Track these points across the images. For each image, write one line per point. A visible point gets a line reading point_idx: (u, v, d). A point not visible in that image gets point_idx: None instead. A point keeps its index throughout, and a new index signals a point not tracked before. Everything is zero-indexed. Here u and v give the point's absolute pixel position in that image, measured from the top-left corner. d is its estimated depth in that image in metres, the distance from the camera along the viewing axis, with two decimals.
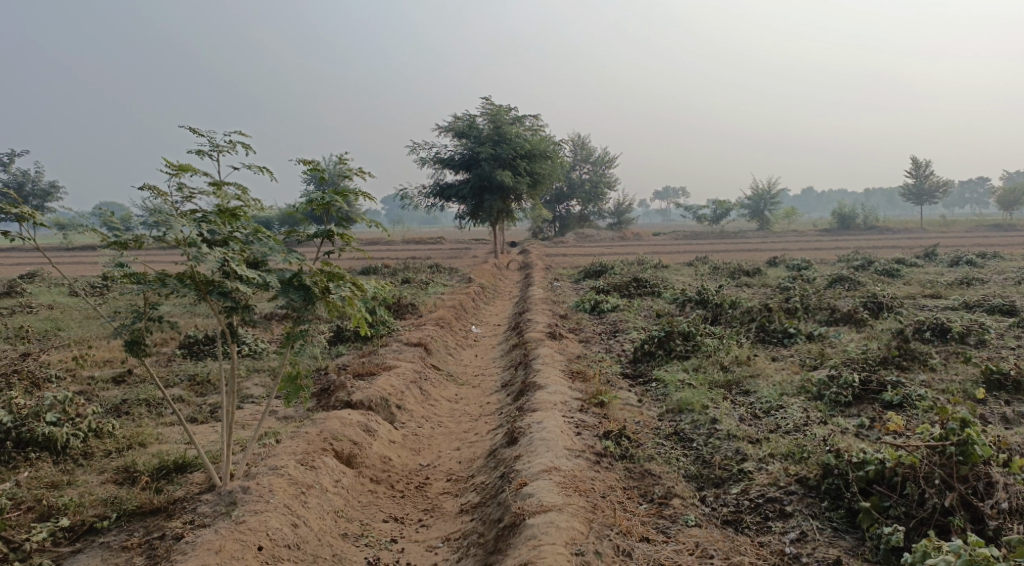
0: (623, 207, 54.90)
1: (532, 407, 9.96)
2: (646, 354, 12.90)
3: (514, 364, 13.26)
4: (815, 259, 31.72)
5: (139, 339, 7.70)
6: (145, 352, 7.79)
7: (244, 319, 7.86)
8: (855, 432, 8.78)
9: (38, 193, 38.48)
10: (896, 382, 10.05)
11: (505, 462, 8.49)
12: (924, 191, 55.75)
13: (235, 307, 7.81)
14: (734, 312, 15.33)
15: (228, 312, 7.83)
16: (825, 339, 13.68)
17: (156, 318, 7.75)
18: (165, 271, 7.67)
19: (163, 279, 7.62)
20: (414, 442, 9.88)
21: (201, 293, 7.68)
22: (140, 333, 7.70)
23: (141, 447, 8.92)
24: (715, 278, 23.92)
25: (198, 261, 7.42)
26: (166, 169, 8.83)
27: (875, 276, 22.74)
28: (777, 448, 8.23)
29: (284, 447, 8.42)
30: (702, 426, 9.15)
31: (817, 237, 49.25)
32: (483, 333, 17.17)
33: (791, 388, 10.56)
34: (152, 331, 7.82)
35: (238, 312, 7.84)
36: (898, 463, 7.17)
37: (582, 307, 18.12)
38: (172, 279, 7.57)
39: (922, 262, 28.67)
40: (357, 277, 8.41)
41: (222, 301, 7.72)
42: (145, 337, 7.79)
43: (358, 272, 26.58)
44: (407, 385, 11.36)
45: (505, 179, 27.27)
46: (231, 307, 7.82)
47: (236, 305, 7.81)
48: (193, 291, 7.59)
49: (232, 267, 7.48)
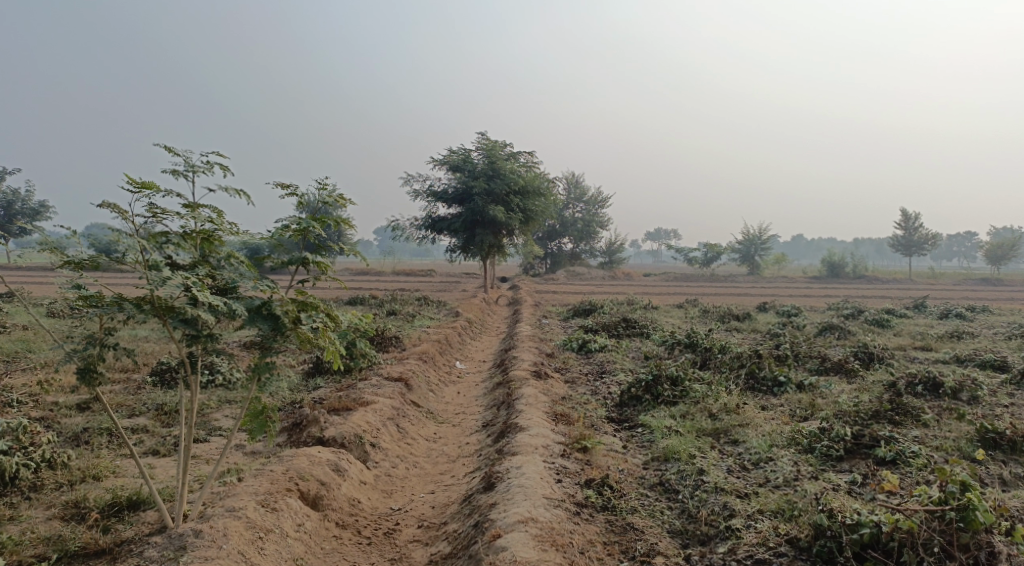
0: (615, 246, 54.82)
1: (512, 450, 9.54)
2: (633, 399, 12.53)
3: (497, 404, 12.84)
4: (805, 307, 31.52)
5: (91, 366, 7.28)
6: (98, 380, 7.36)
7: (206, 349, 7.44)
8: (847, 489, 8.42)
9: (27, 211, 37.93)
10: (889, 436, 9.69)
11: (480, 509, 8.06)
12: (912, 242, 55.88)
13: (197, 335, 7.40)
14: (723, 357, 14.99)
15: (189, 340, 7.41)
16: (815, 389, 13.34)
17: (111, 344, 7.35)
18: (122, 294, 7.27)
19: (119, 303, 7.23)
20: (387, 483, 9.43)
21: (161, 320, 7.29)
22: (93, 360, 7.29)
23: (96, 481, 8.46)
24: (704, 322, 23.64)
25: (157, 285, 7.05)
26: (129, 187, 8.45)
27: (865, 326, 22.49)
28: (766, 504, 7.84)
29: (246, 486, 7.98)
30: (688, 477, 8.75)
31: (807, 284, 49.20)
32: (466, 369, 16.75)
33: (781, 439, 10.19)
34: (106, 358, 7.41)
35: (200, 341, 7.43)
36: (895, 528, 6.79)
37: (568, 346, 17.74)
38: (129, 303, 7.18)
39: (912, 313, 28.48)
40: (331, 308, 8.05)
41: (183, 328, 7.32)
42: (99, 364, 7.36)
43: (345, 302, 26.18)
44: (384, 422, 10.94)
45: (498, 215, 27.06)
46: (193, 335, 7.40)
47: (198, 334, 7.41)
48: (152, 316, 7.20)
49: (195, 292, 7.09)
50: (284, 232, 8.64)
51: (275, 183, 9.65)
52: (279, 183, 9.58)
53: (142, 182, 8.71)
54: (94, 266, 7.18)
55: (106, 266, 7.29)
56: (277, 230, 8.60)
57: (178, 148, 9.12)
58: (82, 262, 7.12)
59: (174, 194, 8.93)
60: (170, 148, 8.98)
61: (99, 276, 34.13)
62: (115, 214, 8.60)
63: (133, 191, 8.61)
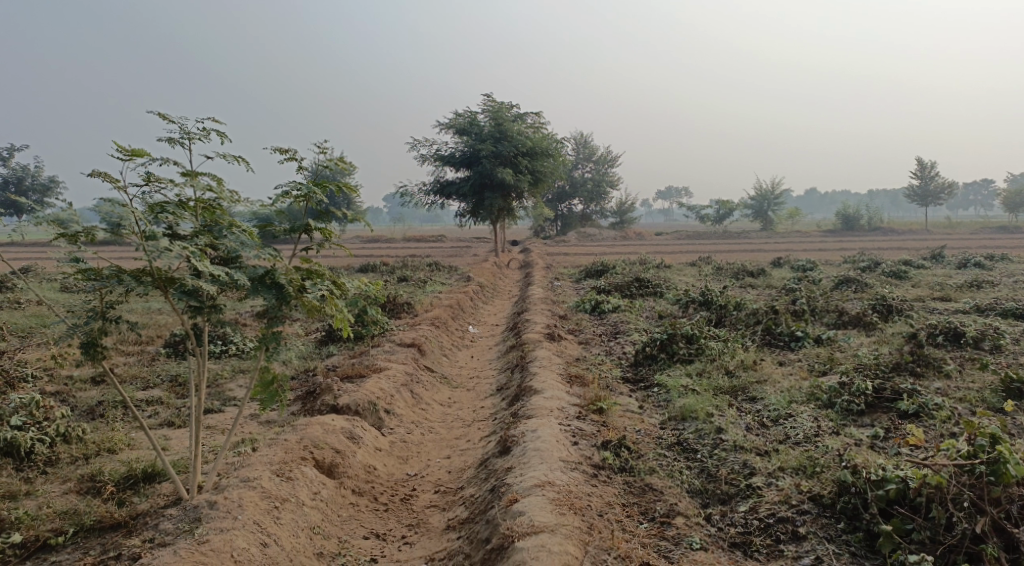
0: (626, 206, 54.40)
1: (527, 413, 9.44)
2: (648, 358, 12.40)
3: (510, 367, 12.74)
4: (820, 261, 31.17)
5: (94, 340, 7.16)
6: (102, 355, 7.24)
7: (210, 321, 7.33)
8: (870, 444, 8.28)
9: (37, 188, 37.88)
10: (911, 390, 9.51)
11: (496, 473, 7.97)
12: (928, 192, 55.02)
13: (200, 307, 7.27)
14: (739, 314, 14.80)
15: (192, 312, 7.29)
16: (834, 343, 13.16)
17: (114, 318, 7.21)
18: (120, 266, 7.12)
19: (118, 275, 7.06)
20: (402, 449, 9.37)
21: (161, 291, 7.13)
22: (96, 334, 7.17)
23: (111, 454, 8.43)
24: (718, 279, 23.41)
25: (155, 256, 6.89)
26: (118, 155, 8.27)
27: (882, 279, 22.20)
28: (787, 461, 7.70)
29: (260, 456, 7.91)
30: (706, 436, 8.63)
31: (822, 238, 48.65)
32: (480, 333, 16.65)
33: (800, 395, 10.04)
34: (110, 332, 7.28)
35: (203, 313, 7.31)
36: (923, 483, 6.64)
37: (581, 308, 17.58)
38: (129, 276, 7.02)
39: (930, 264, 28.12)
40: (337, 276, 7.91)
41: (186, 300, 7.18)
42: (102, 339, 7.23)
43: (356, 269, 26.09)
44: (397, 388, 10.85)
45: (507, 177, 26.74)
46: (196, 307, 7.28)
47: (201, 306, 7.28)
48: (153, 289, 7.04)
49: (194, 263, 6.92)
50: (284, 198, 8.43)
51: (274, 147, 9.43)
52: (278, 147, 9.36)
53: (132, 150, 8.51)
54: (90, 238, 7.01)
55: (103, 238, 7.11)
56: (278, 196, 8.40)
57: (172, 114, 8.91)
58: (77, 233, 6.94)
59: (169, 162, 8.74)
60: (165, 114, 8.76)
61: (102, 252, 34.01)
62: (107, 183, 8.43)
63: (122, 159, 8.42)
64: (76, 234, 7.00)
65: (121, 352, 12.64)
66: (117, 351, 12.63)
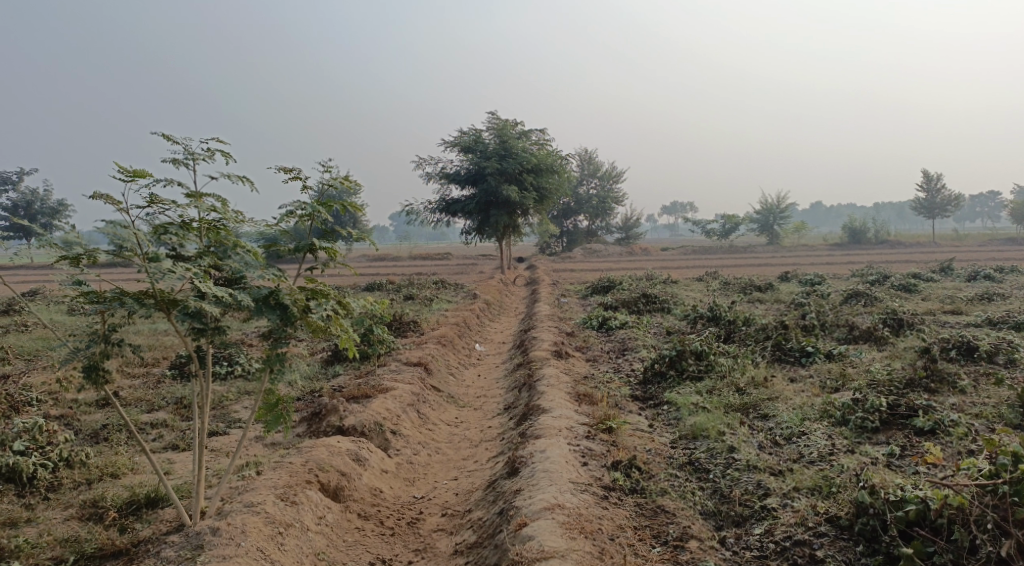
0: (632, 221, 54.34)
1: (535, 433, 9.29)
2: (657, 375, 12.25)
3: (518, 386, 12.59)
4: (828, 275, 30.96)
5: (97, 364, 7.06)
6: (104, 379, 7.12)
7: (214, 343, 7.22)
8: (886, 462, 8.11)
9: (46, 211, 38.02)
10: (926, 406, 9.35)
11: (505, 496, 7.82)
12: (935, 205, 54.80)
13: (204, 329, 7.17)
14: (748, 329, 14.65)
15: (196, 334, 7.18)
16: (845, 358, 12.99)
17: (116, 341, 7.11)
18: (123, 288, 7.01)
19: (120, 297, 6.95)
20: (409, 471, 9.23)
21: (164, 313, 7.03)
22: (98, 358, 7.06)
23: (114, 479, 8.31)
24: (726, 294, 23.26)
25: (158, 277, 6.80)
26: (118, 175, 8.21)
27: (891, 292, 22.02)
28: (802, 481, 7.54)
29: (264, 479, 7.79)
30: (718, 455, 8.47)
31: (828, 251, 48.46)
32: (486, 351, 16.53)
33: (813, 412, 9.87)
34: (111, 355, 7.17)
35: (207, 336, 7.21)
36: (944, 504, 6.48)
37: (589, 324, 17.45)
38: (131, 298, 6.91)
39: (939, 277, 27.92)
40: (342, 296, 7.81)
41: (189, 322, 7.08)
42: (104, 362, 7.12)
43: (362, 288, 26.05)
44: (404, 408, 10.72)
45: (512, 194, 26.71)
46: (200, 329, 7.17)
47: (205, 328, 7.17)
48: (155, 311, 6.94)
49: (196, 284, 6.82)
50: (289, 218, 8.34)
51: (278, 167, 9.37)
52: (282, 166, 9.30)
53: (133, 170, 8.45)
54: (91, 260, 6.92)
55: (104, 260, 7.01)
56: (282, 216, 8.31)
57: (175, 135, 8.86)
58: (78, 255, 6.85)
59: (171, 182, 8.68)
60: (168, 135, 8.72)
61: (105, 275, 33.93)
62: (107, 205, 8.36)
63: (122, 180, 8.36)
64: (77, 255, 6.91)
65: (126, 375, 12.55)
66: (122, 374, 12.55)
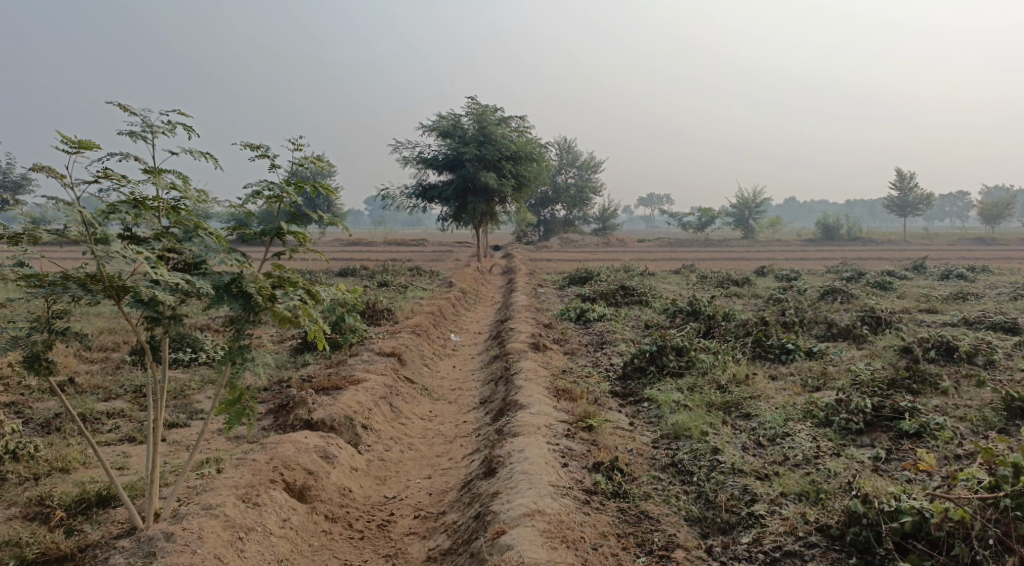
0: (609, 212, 54.17)
1: (513, 431, 8.95)
2: (637, 370, 11.96)
3: (494, 379, 12.23)
4: (803, 270, 30.90)
5: (39, 354, 6.59)
6: (49, 370, 6.63)
7: (169, 333, 6.75)
8: (873, 467, 7.90)
9: (10, 186, 36.79)
10: (912, 408, 9.12)
11: (481, 498, 7.48)
12: (908, 203, 55.16)
13: (158, 317, 6.69)
14: (728, 325, 14.40)
15: (149, 323, 6.71)
16: (826, 356, 12.79)
17: (61, 329, 6.64)
18: (67, 272, 6.49)
19: (65, 282, 6.44)
20: (380, 469, 8.85)
21: (113, 300, 6.56)
22: (41, 348, 6.59)
23: (64, 474, 7.87)
24: (704, 287, 23.04)
25: (106, 260, 6.32)
26: (62, 148, 7.64)
27: (867, 289, 21.93)
28: (789, 487, 7.31)
29: (226, 478, 7.38)
30: (702, 457, 8.18)
31: (802, 246, 48.61)
32: (462, 341, 16.16)
33: (796, 412, 9.63)
34: (57, 345, 6.68)
35: (162, 324, 6.73)
36: (944, 518, 6.25)
37: (566, 316, 17.12)
38: (76, 283, 6.42)
39: (913, 275, 27.96)
40: (312, 285, 7.38)
41: (141, 310, 6.61)
42: (49, 352, 6.64)
43: (334, 274, 25.51)
44: (376, 401, 10.34)
45: (490, 182, 26.30)
46: (154, 317, 6.68)
47: (158, 316, 6.69)
48: (104, 297, 6.46)
49: (148, 269, 6.34)
50: (255, 199, 7.86)
51: (243, 145, 8.90)
52: (247, 144, 8.83)
53: (78, 142, 7.88)
54: (33, 240, 6.39)
55: (47, 240, 6.48)
56: (248, 197, 7.83)
57: (131, 106, 8.34)
58: (18, 235, 6.32)
59: (126, 157, 8.16)
60: (123, 107, 8.20)
61: (65, 256, 32.86)
62: (52, 179, 7.80)
63: (67, 152, 7.79)
64: (16, 235, 6.38)
65: (84, 360, 12.02)
66: (80, 359, 12.01)
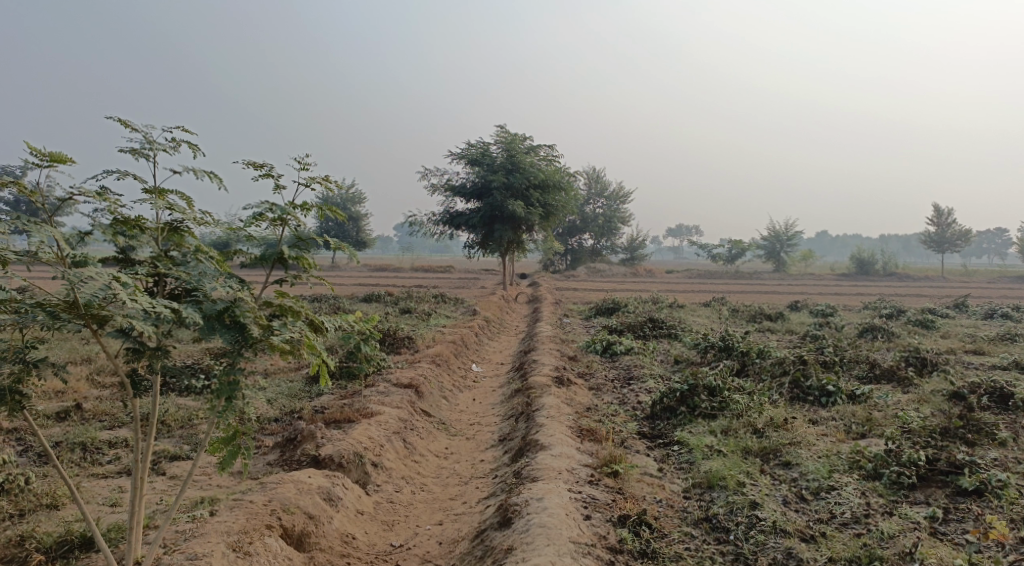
0: (637, 242, 53.50)
1: (532, 475, 8.30)
2: (666, 410, 11.23)
3: (515, 415, 11.58)
4: (839, 306, 29.91)
5: (9, 387, 6.10)
6: (21, 406, 6.12)
7: (153, 366, 6.27)
8: (931, 529, 7.15)
9: None
10: (971, 462, 8.29)
11: (495, 554, 6.86)
12: (945, 239, 53.74)
13: (140, 350, 6.22)
14: (763, 363, 13.64)
15: (131, 355, 6.26)
16: (869, 399, 11.97)
17: (34, 360, 6.16)
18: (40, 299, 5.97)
19: (34, 309, 5.92)
20: (388, 513, 8.24)
21: (91, 329, 6.05)
22: (11, 381, 6.10)
23: (52, 511, 7.36)
24: (735, 322, 22.23)
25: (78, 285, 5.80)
26: (39, 160, 7.11)
27: (908, 328, 20.96)
28: (839, 552, 6.71)
29: (218, 522, 6.85)
30: (739, 511, 7.47)
31: (836, 281, 47.48)
32: (483, 372, 15.57)
33: (841, 462, 8.85)
34: (30, 378, 6.19)
35: (145, 357, 6.26)
36: None
37: (592, 348, 16.46)
38: (42, 310, 5.88)
39: (954, 313, 26.90)
40: (313, 316, 6.85)
41: (122, 341, 6.15)
42: (21, 386, 6.14)
43: (358, 299, 25.14)
44: (388, 436, 9.74)
45: (517, 210, 25.79)
46: (136, 348, 6.19)
47: (141, 348, 6.23)
48: (80, 324, 5.96)
49: (125, 296, 5.83)
50: (258, 221, 7.35)
51: (247, 163, 8.45)
52: (251, 162, 8.37)
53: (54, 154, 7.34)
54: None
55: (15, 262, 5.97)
56: (250, 219, 7.32)
57: (129, 121, 7.90)
58: None
59: (121, 173, 7.68)
60: (120, 121, 7.75)
61: None
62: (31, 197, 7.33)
63: (42, 164, 7.22)
64: None
65: (94, 385, 11.60)
66: (90, 384, 11.59)
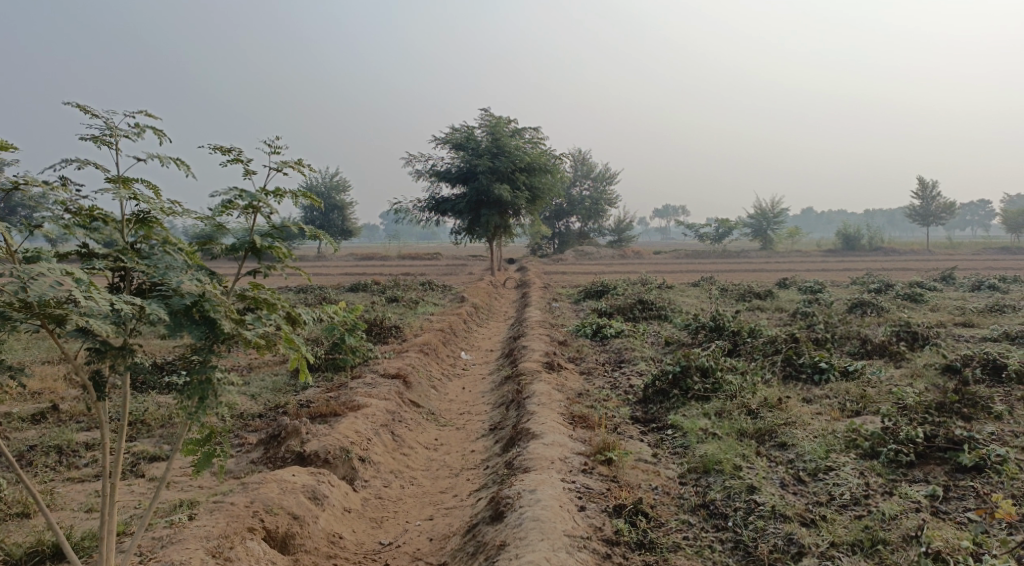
0: (625, 224, 53.30)
1: (524, 465, 8.08)
2: (659, 393, 11.03)
3: (505, 403, 11.35)
4: (827, 282, 29.85)
5: None
6: None
7: (117, 366, 6.02)
8: (932, 508, 6.99)
9: None
10: (970, 437, 8.13)
11: (487, 550, 6.66)
12: (930, 213, 53.78)
13: (103, 350, 5.97)
14: (755, 342, 13.46)
15: (94, 355, 5.99)
16: (862, 376, 11.80)
17: None
18: None
19: None
20: (377, 509, 8.01)
21: (47, 329, 5.77)
22: None
23: (26, 519, 7.11)
24: (725, 301, 22.06)
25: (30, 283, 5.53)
26: None
27: (898, 302, 20.84)
28: (841, 536, 6.55)
29: (197, 526, 6.61)
30: (736, 496, 7.29)
31: (823, 257, 47.56)
32: (473, 359, 15.34)
33: (838, 441, 8.67)
34: None
35: (108, 357, 6.00)
36: None
37: (582, 332, 16.25)
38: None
39: (942, 286, 26.86)
40: (288, 308, 6.60)
41: (82, 341, 5.89)
42: None
43: (344, 289, 24.83)
44: (376, 429, 9.49)
45: (503, 194, 25.49)
46: (99, 348, 5.94)
47: (104, 348, 5.97)
48: (35, 323, 5.69)
49: (80, 294, 5.56)
50: (229, 211, 7.07)
51: (215, 148, 8.15)
52: (219, 147, 8.06)
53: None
54: None
55: None
56: (220, 208, 7.04)
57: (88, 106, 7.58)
58: None
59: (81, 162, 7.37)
60: (79, 107, 7.44)
61: None
62: None
63: None
64: None
65: (73, 384, 11.30)
66: (68, 383, 11.28)
